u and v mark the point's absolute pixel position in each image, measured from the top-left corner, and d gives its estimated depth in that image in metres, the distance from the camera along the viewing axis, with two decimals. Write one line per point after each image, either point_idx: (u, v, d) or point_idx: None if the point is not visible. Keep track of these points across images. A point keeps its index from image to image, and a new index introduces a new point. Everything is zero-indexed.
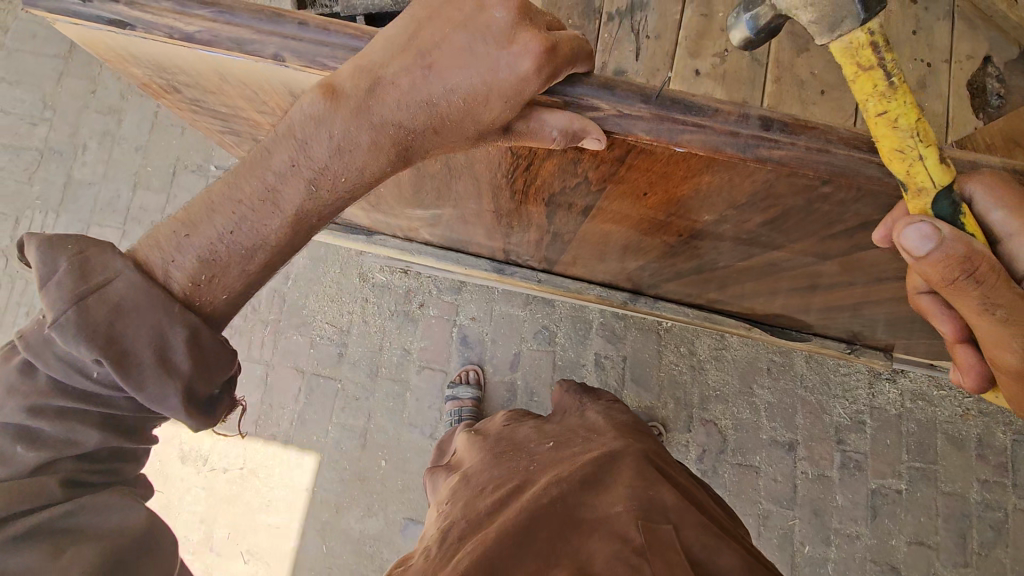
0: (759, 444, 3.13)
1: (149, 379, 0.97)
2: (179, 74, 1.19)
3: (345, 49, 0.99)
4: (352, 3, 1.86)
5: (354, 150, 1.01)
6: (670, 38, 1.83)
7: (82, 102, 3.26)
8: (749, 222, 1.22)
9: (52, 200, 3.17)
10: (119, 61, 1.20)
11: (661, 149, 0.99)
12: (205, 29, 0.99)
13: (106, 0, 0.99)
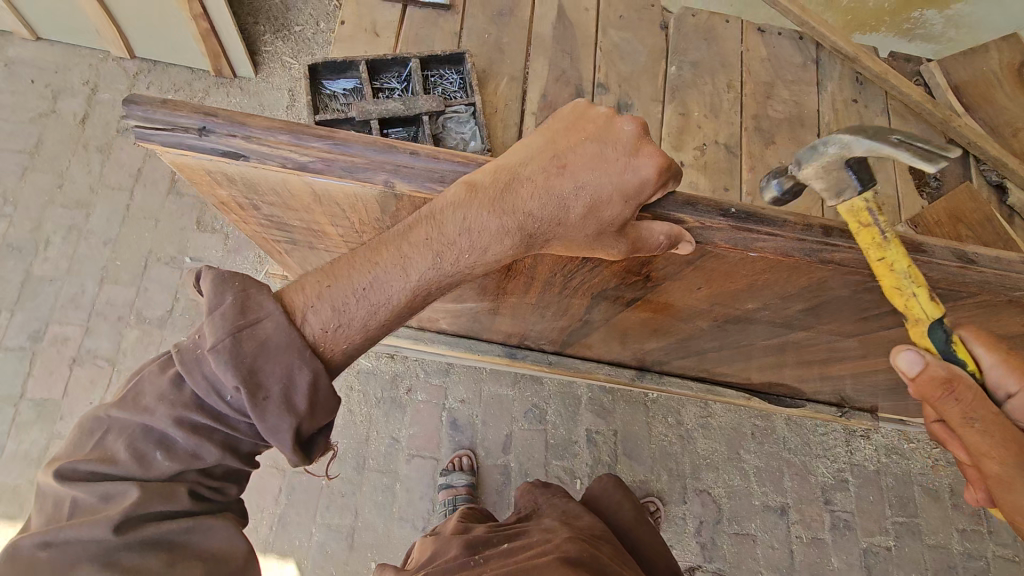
0: (753, 511, 3.15)
1: (266, 412, 0.95)
2: (252, 188, 1.22)
3: (452, 172, 1.10)
4: (366, 108, 1.96)
5: (487, 229, 1.04)
6: (654, 134, 2.01)
7: (47, 197, 3.16)
8: (788, 309, 1.32)
9: (7, 298, 2.98)
10: (208, 184, 1.26)
11: (735, 254, 1.09)
12: (319, 159, 1.08)
13: (224, 135, 1.07)
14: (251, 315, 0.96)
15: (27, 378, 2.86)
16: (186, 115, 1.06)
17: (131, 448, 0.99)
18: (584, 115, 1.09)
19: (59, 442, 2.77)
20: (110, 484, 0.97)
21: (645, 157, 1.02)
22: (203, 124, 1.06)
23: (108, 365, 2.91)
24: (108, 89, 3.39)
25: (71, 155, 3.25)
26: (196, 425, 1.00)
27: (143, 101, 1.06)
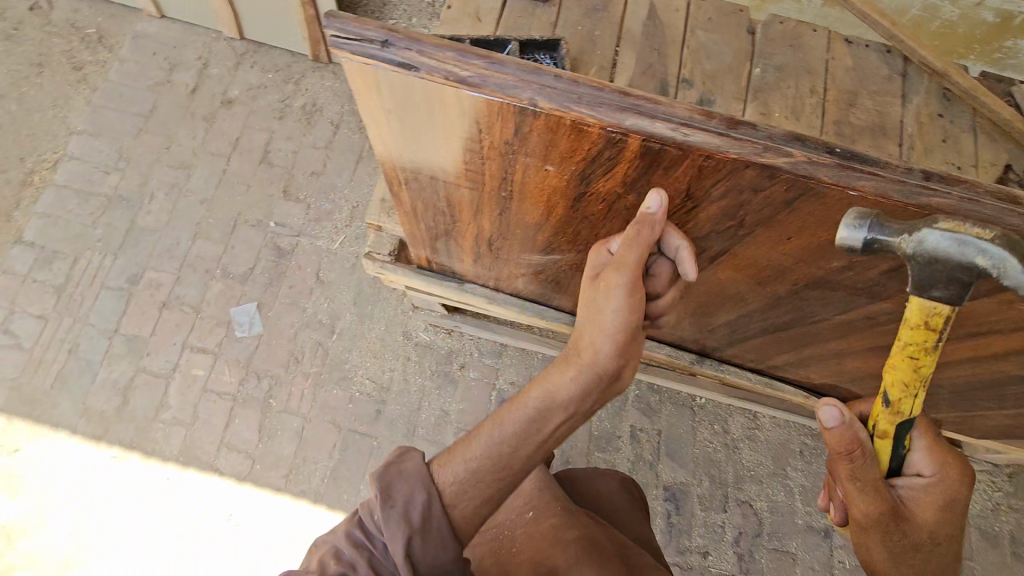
0: (795, 529, 3.09)
1: (443, 466, 1.37)
2: (403, 116, 1.27)
3: (590, 97, 1.10)
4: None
5: (579, 342, 1.37)
6: None
7: (155, 156, 3.48)
8: (873, 271, 1.35)
9: (112, 243, 3.27)
10: (372, 115, 1.30)
11: (835, 192, 1.13)
12: (476, 75, 1.11)
13: (401, 48, 1.12)
14: (403, 453, 1.36)
15: (121, 315, 3.12)
16: (372, 29, 1.12)
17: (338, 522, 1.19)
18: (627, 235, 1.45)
19: (144, 375, 3.02)
20: (402, 488, 1.31)
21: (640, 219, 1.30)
22: (386, 37, 1.12)
23: (193, 312, 3.15)
24: (217, 65, 3.71)
25: (180, 121, 3.57)
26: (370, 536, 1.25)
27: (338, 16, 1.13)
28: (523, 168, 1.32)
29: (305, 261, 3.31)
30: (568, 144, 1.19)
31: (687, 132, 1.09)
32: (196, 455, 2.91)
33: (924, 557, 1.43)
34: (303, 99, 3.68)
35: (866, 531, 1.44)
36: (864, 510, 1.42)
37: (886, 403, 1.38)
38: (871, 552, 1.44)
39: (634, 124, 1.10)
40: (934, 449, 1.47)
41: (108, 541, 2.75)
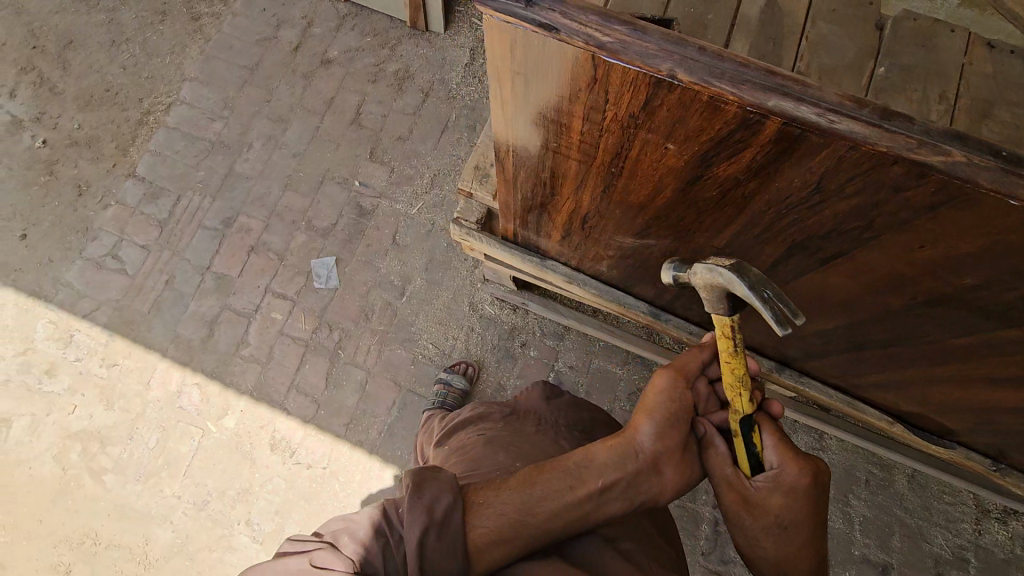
0: (849, 559, 2.96)
1: (478, 495, 1.41)
2: (534, 78, 1.24)
3: (735, 72, 1.03)
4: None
5: (627, 425, 1.50)
6: None
7: (256, 108, 3.66)
8: (1010, 293, 1.24)
9: (211, 186, 3.48)
10: (497, 69, 1.27)
11: (991, 199, 1.02)
12: (618, 42, 1.05)
13: (543, 7, 1.06)
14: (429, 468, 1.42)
15: (214, 255, 3.34)
16: None
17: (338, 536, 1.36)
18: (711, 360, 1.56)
19: (229, 313, 3.23)
20: (432, 492, 1.36)
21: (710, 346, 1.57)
22: None
23: (277, 259, 3.33)
24: (320, 24, 3.84)
25: (282, 76, 3.74)
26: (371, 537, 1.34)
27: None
28: (643, 139, 1.28)
29: (383, 223, 3.41)
30: (705, 120, 1.14)
31: (832, 119, 1.01)
32: (267, 393, 3.10)
33: (779, 545, 1.40)
34: (397, 64, 3.76)
35: (730, 521, 1.46)
36: (721, 499, 1.47)
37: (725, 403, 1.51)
38: (745, 539, 1.45)
39: (778, 107, 1.03)
40: (782, 444, 1.43)
41: (184, 460, 2.98)
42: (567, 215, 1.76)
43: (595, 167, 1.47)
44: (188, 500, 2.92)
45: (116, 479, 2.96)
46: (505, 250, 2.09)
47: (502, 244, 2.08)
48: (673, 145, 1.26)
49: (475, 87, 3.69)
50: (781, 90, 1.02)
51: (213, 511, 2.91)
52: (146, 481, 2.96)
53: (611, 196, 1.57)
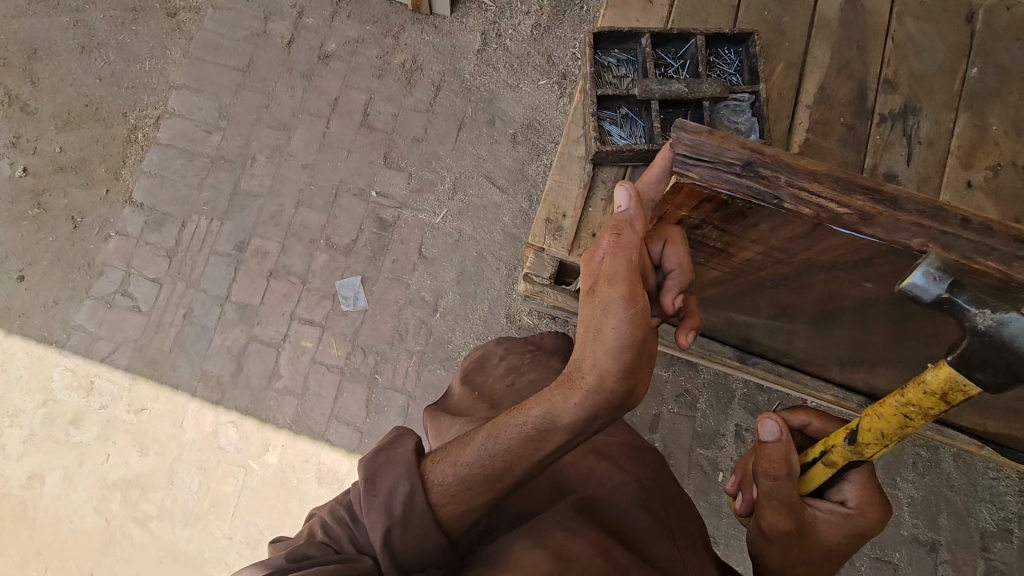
0: (900, 541, 3.00)
1: (436, 465, 1.29)
2: (722, 218, 1.27)
3: (992, 242, 1.03)
4: (650, 87, 1.70)
5: (587, 348, 1.26)
6: (941, 147, 1.82)
7: (256, 116, 3.40)
8: None
9: (218, 207, 3.27)
10: (685, 208, 1.29)
11: None
12: (854, 211, 1.07)
13: (764, 175, 1.09)
14: (390, 447, 1.30)
15: (232, 283, 3.15)
16: (733, 152, 1.09)
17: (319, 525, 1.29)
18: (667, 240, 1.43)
19: (256, 344, 3.07)
20: (388, 480, 1.25)
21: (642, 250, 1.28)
22: (748, 162, 1.09)
23: (300, 282, 3.15)
24: (313, 15, 3.51)
25: (279, 77, 3.45)
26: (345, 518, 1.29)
27: (692, 129, 1.11)
28: (842, 272, 1.30)
29: (407, 234, 3.22)
30: (900, 277, 1.18)
31: None
32: (307, 424, 2.99)
33: (813, 570, 1.50)
34: (403, 55, 3.46)
35: (771, 539, 1.49)
36: (773, 524, 1.46)
37: (851, 441, 1.26)
38: (775, 555, 1.50)
39: None
40: (867, 490, 1.44)
41: (231, 500, 2.91)
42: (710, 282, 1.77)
43: (770, 272, 1.49)
44: (240, 540, 2.87)
45: (164, 525, 2.89)
46: None
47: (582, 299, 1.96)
48: (864, 279, 1.29)
49: (490, 75, 3.42)
50: None
51: (268, 550, 2.86)
52: (194, 524, 2.89)
53: (772, 284, 1.57)
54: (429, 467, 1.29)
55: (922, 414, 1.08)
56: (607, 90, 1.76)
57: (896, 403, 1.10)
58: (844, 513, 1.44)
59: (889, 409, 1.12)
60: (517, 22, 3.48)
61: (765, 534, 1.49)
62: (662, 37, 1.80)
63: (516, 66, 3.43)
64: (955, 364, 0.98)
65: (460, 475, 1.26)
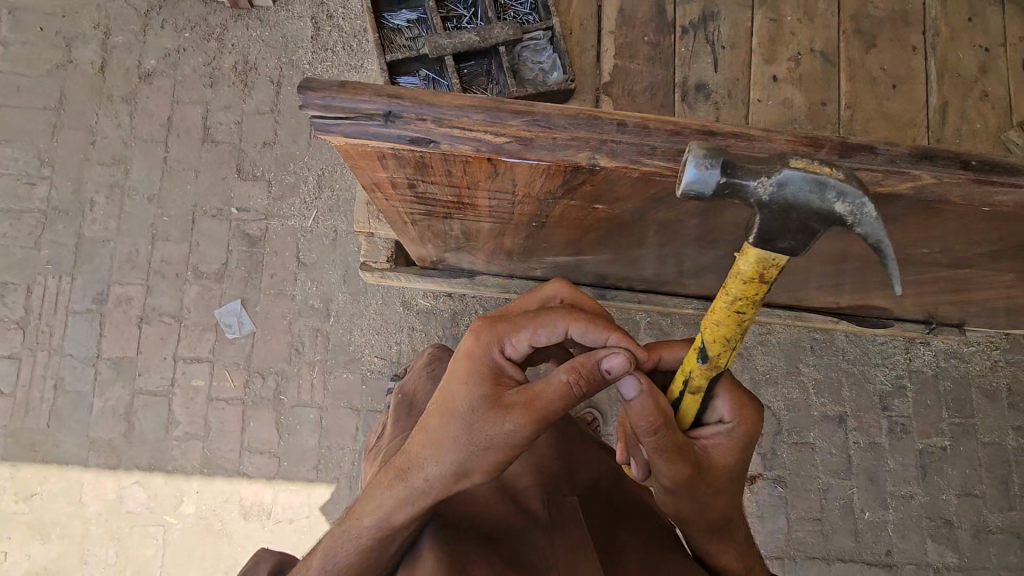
0: (812, 422, 3.15)
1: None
2: (413, 170, 1.26)
3: (663, 142, 1.08)
4: (439, 43, 1.83)
5: (422, 464, 1.13)
6: (744, 47, 1.84)
7: (82, 155, 3.09)
8: (966, 232, 1.36)
9: (64, 263, 2.98)
10: (375, 167, 1.26)
11: (957, 204, 1.19)
12: (516, 138, 1.09)
13: (410, 119, 1.07)
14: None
15: (99, 339, 2.92)
16: (370, 102, 1.05)
17: None
18: (564, 320, 1.25)
19: (143, 397, 2.88)
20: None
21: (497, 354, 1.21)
22: (389, 110, 1.06)
23: (176, 322, 2.96)
24: (121, 31, 3.20)
25: (98, 107, 3.14)
26: None
27: (321, 88, 1.04)
28: (564, 200, 1.35)
29: (279, 245, 3.06)
30: (602, 188, 1.24)
31: None
32: (219, 464, 2.85)
33: (730, 504, 1.32)
34: (231, 57, 3.21)
35: (679, 495, 1.27)
36: (672, 478, 1.25)
37: (702, 359, 1.17)
38: (687, 509, 1.29)
39: None
40: (736, 397, 1.31)
41: (155, 562, 2.75)
42: (498, 238, 1.76)
43: (514, 215, 1.51)
44: None
45: None
46: (423, 279, 2.20)
47: (419, 273, 2.19)
48: (569, 200, 1.34)
49: (332, 61, 3.23)
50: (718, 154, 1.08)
51: None
52: None
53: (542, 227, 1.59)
54: None
55: (754, 303, 1.05)
56: (401, 55, 1.85)
57: (724, 302, 1.07)
58: (727, 428, 1.30)
59: (721, 312, 1.09)
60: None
61: (670, 492, 1.28)
62: None
63: (355, 45, 3.24)
64: (758, 243, 0.98)
65: None
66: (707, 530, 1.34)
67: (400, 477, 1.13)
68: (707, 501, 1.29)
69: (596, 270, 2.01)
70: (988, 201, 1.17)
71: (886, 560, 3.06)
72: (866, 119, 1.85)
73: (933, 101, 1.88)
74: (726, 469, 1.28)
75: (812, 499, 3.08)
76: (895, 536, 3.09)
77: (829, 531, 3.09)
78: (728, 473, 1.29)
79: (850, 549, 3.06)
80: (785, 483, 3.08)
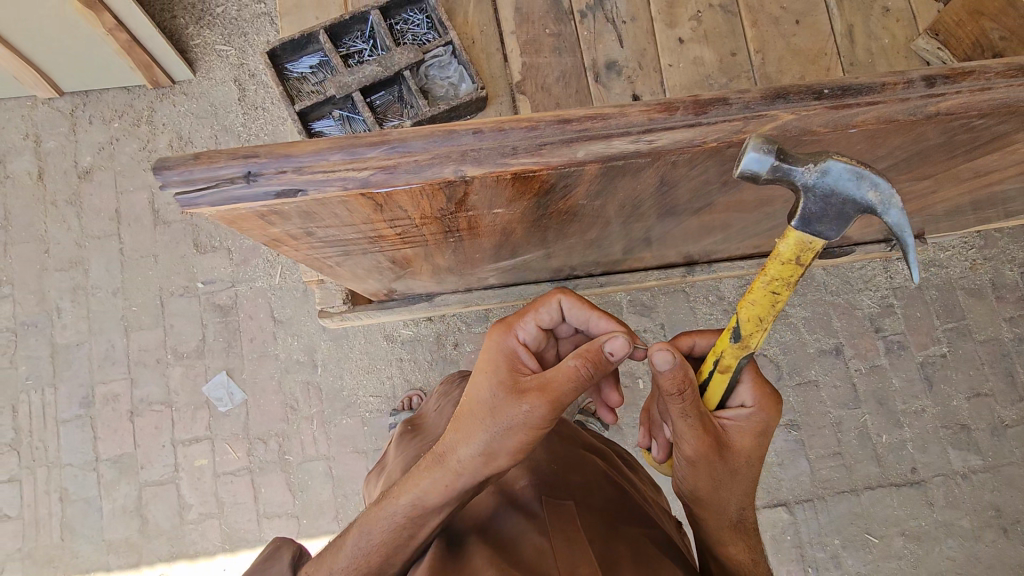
0: (810, 359, 3.14)
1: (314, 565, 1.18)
2: (301, 219, 1.26)
3: (527, 137, 1.08)
4: (344, 82, 1.87)
5: (451, 447, 1.13)
6: (644, 18, 1.86)
7: (39, 265, 3.08)
8: (872, 157, 1.35)
9: (44, 375, 2.97)
10: (266, 224, 1.26)
11: (840, 134, 1.18)
12: (380, 168, 1.09)
13: (269, 174, 1.07)
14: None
15: (95, 442, 2.91)
16: (226, 166, 1.05)
17: None
18: (560, 298, 1.24)
19: (150, 488, 2.87)
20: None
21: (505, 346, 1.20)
22: (246, 170, 1.06)
23: (166, 407, 2.95)
24: (51, 136, 3.20)
25: (44, 215, 3.13)
26: None
27: (176, 164, 1.05)
28: (464, 211, 1.35)
29: (252, 308, 3.05)
30: (490, 194, 1.24)
31: (650, 138, 1.10)
32: (239, 537, 2.83)
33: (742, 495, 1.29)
34: (165, 136, 3.22)
35: (694, 468, 1.24)
36: (686, 451, 1.21)
37: (734, 338, 1.18)
38: (701, 486, 1.26)
39: (589, 152, 1.11)
40: (759, 383, 1.27)
41: None
42: (428, 258, 1.75)
43: (427, 235, 1.51)
44: None
45: None
46: (384, 312, 2.25)
47: (378, 306, 2.23)
48: (469, 212, 1.35)
49: (265, 118, 3.23)
50: (583, 136, 1.09)
51: None
52: None
53: (463, 239, 1.59)
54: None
55: (790, 284, 1.09)
56: (309, 101, 1.89)
57: (757, 282, 1.11)
58: (750, 412, 1.25)
59: (758, 292, 1.12)
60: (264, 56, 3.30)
61: (686, 466, 1.25)
62: (341, 29, 1.91)
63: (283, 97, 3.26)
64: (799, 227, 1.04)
65: None
66: (721, 518, 1.31)
67: (436, 461, 1.14)
68: (721, 484, 1.25)
69: (553, 264, 2.01)
70: (851, 122, 1.14)
71: (913, 478, 3.05)
72: (779, 59, 1.86)
73: (837, 27, 1.89)
74: (746, 454, 1.24)
75: (827, 436, 3.08)
76: (917, 452, 3.08)
77: (852, 463, 3.08)
78: (745, 457, 1.25)
79: (875, 475, 3.05)
80: (798, 426, 3.07)
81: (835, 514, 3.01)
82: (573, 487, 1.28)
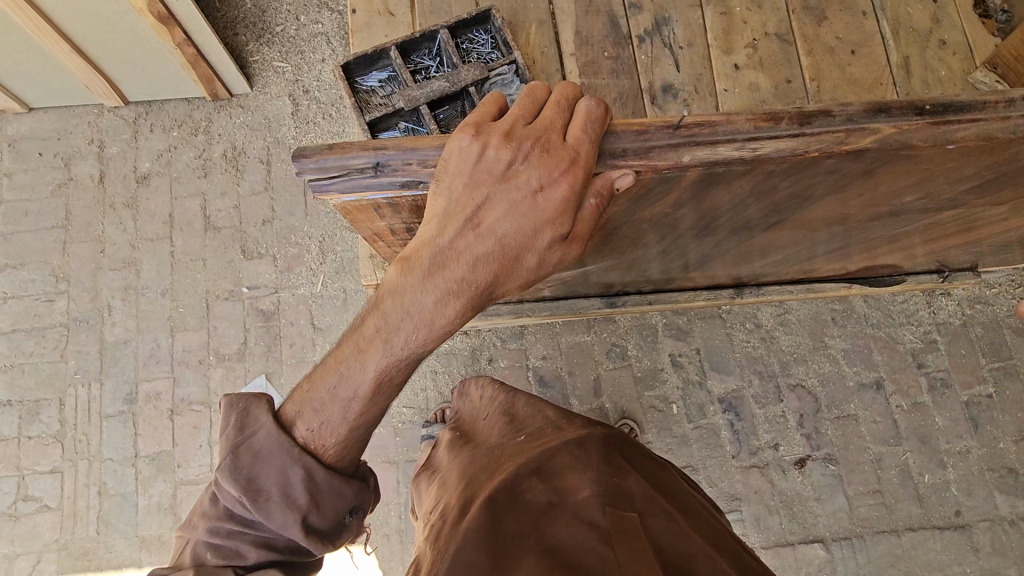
0: (849, 392, 3.07)
1: (314, 436, 1.20)
2: (408, 214, 1.33)
3: (639, 142, 1.13)
4: (412, 95, 1.95)
5: (479, 266, 1.13)
6: (701, 44, 1.91)
7: (94, 264, 3.21)
8: (958, 175, 1.37)
9: (91, 370, 3.07)
10: (368, 216, 1.34)
11: (938, 150, 1.20)
12: None
13: (395, 166, 1.15)
14: (249, 430, 1.19)
15: (135, 439, 2.97)
16: (359, 156, 1.13)
17: (219, 551, 1.18)
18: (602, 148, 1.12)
19: (185, 487, 2.91)
20: (270, 472, 1.18)
21: (567, 195, 1.09)
22: (377, 160, 1.14)
23: (205, 408, 3.01)
24: (114, 142, 3.36)
25: (102, 217, 3.27)
26: (234, 529, 1.20)
27: (311, 153, 1.14)
28: None
29: (293, 314, 3.12)
30: None
31: (754, 146, 1.14)
32: None
33: None
34: (221, 146, 3.35)
35: None
36: None
37: None
38: None
39: (695, 157, 1.14)
40: None
41: None
42: None
43: None
44: None
45: None
46: None
47: None
48: None
49: (316, 132, 3.36)
50: (692, 142, 1.13)
51: None
52: None
53: None
54: (295, 428, 1.20)
55: None
56: (378, 112, 1.97)
57: None
58: None
59: None
60: (317, 74, 3.43)
61: None
62: (411, 45, 2.00)
63: (334, 112, 3.38)
64: None
65: (337, 479, 1.22)
66: None
67: (469, 304, 1.16)
68: None
69: (602, 280, 2.04)
70: (950, 138, 1.16)
71: (957, 522, 2.94)
72: (834, 87, 1.88)
73: (893, 59, 1.91)
74: None
75: (866, 472, 2.99)
76: (961, 495, 2.97)
77: (893, 502, 2.98)
78: None
79: (917, 516, 2.94)
80: (836, 460, 2.99)
81: (874, 554, 2.90)
82: (634, 499, 1.25)
